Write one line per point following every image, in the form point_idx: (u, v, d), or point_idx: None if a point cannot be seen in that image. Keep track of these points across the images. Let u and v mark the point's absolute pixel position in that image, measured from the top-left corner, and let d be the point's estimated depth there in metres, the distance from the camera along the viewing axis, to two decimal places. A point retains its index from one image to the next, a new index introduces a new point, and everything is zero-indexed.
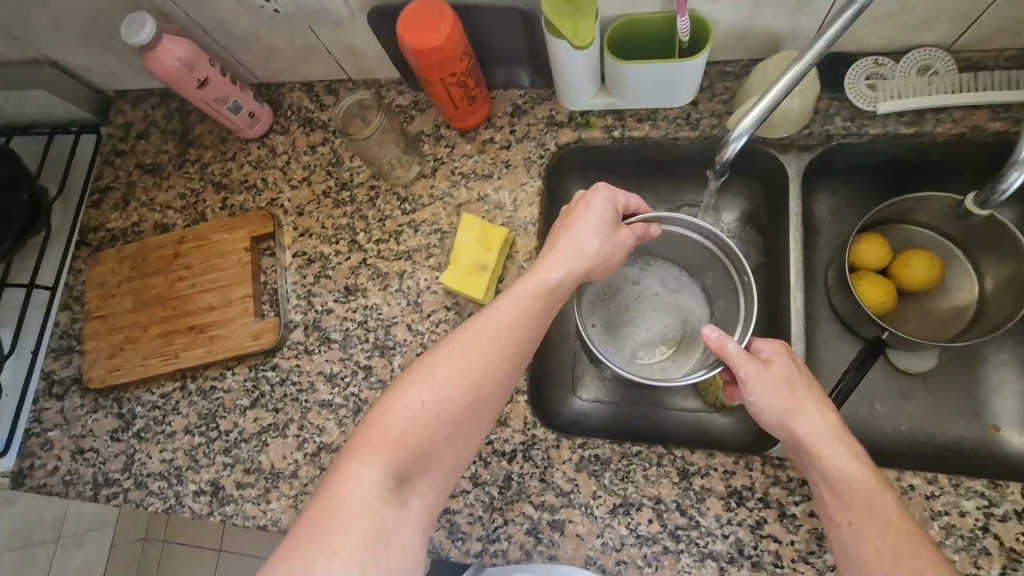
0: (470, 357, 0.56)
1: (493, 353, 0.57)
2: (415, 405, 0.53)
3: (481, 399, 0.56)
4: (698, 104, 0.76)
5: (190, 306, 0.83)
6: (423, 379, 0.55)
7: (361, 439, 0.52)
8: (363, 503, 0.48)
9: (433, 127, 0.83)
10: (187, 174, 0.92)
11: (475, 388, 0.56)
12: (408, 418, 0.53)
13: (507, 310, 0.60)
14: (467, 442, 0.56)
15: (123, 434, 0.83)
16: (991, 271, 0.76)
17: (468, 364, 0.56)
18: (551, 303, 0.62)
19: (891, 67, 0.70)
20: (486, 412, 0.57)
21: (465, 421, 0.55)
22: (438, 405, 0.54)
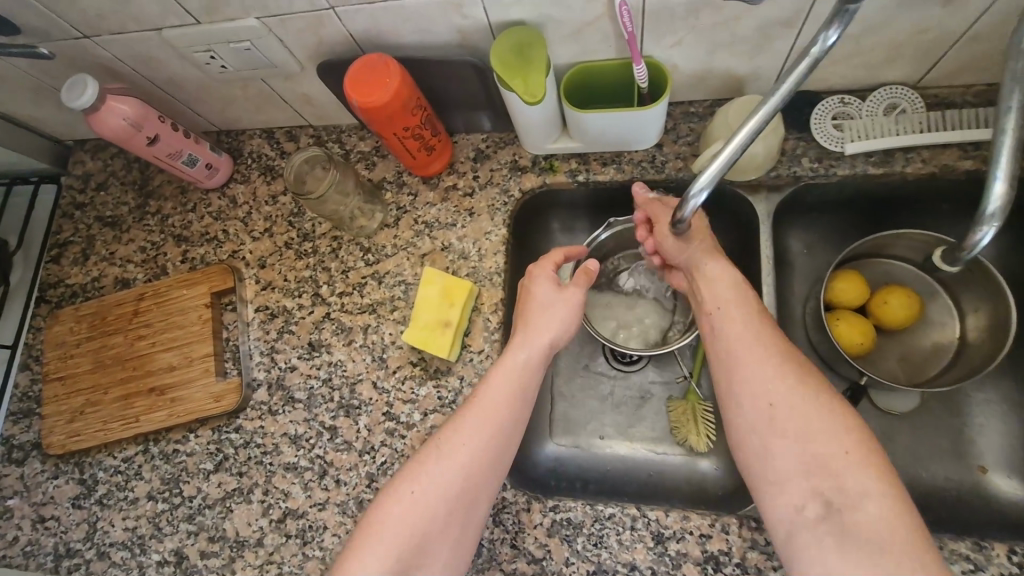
0: (459, 447, 0.58)
1: (480, 440, 0.59)
2: (411, 501, 0.56)
3: (474, 485, 0.58)
4: (663, 146, 0.74)
5: (150, 366, 0.80)
6: (415, 476, 0.58)
7: (362, 540, 0.55)
8: None
9: (395, 174, 0.81)
10: (147, 226, 0.90)
11: (470, 476, 0.58)
12: (405, 517, 0.56)
13: (491, 393, 0.61)
14: (468, 527, 0.58)
15: (85, 501, 0.80)
16: (972, 308, 0.74)
17: (459, 451, 0.58)
18: (529, 378, 0.63)
19: (858, 105, 0.69)
20: (485, 492, 0.59)
21: (463, 508, 0.57)
22: (432, 498, 0.56)
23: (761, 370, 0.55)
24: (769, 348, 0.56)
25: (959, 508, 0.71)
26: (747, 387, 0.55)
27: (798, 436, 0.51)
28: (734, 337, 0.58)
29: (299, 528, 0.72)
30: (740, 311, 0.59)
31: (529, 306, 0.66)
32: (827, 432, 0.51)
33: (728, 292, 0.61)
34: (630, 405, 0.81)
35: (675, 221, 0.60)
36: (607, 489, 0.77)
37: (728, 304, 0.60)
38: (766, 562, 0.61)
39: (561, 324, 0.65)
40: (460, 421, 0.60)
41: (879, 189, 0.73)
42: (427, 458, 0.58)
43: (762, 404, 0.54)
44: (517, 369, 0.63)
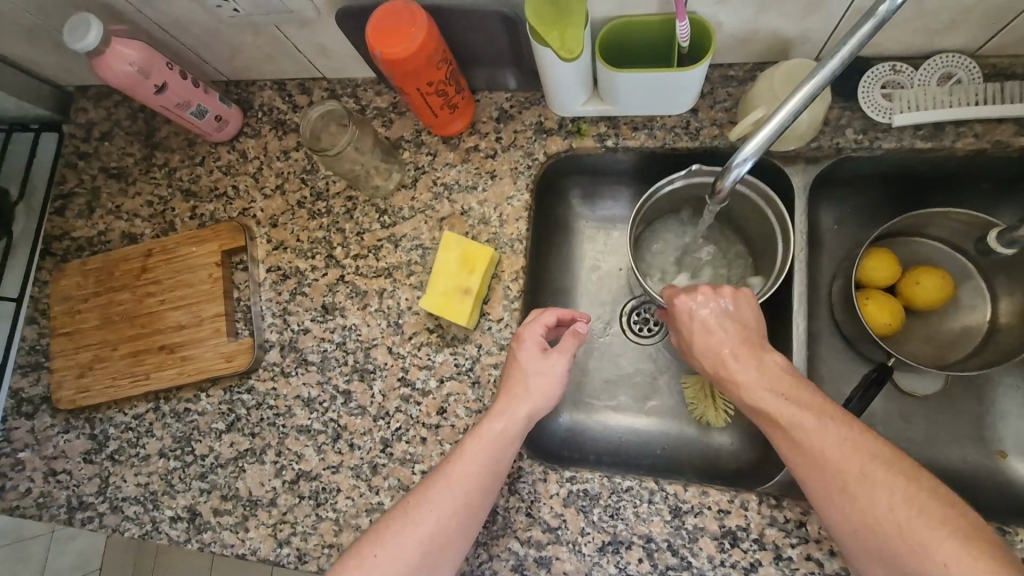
0: (447, 477, 0.59)
1: (441, 515, 0.58)
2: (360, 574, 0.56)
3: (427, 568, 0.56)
4: (698, 111, 0.70)
5: (159, 324, 0.78)
6: (376, 542, 0.57)
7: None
8: None
9: (413, 132, 0.78)
10: (154, 179, 0.86)
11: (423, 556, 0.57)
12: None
13: (460, 469, 0.60)
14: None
15: (96, 456, 0.80)
16: (1004, 290, 0.73)
17: (419, 528, 0.57)
18: (502, 451, 0.61)
19: (910, 74, 0.65)
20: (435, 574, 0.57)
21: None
22: (422, 520, 0.58)
23: (854, 466, 0.52)
24: (841, 439, 0.53)
25: (975, 491, 0.71)
26: (804, 449, 0.54)
27: (903, 536, 0.48)
28: (804, 432, 0.55)
29: (312, 490, 0.72)
30: (798, 404, 0.56)
31: (512, 376, 0.64)
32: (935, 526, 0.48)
33: (787, 385, 0.58)
34: (650, 377, 0.80)
35: (718, 186, 0.59)
36: (622, 460, 0.75)
37: (794, 397, 0.57)
38: (784, 538, 0.61)
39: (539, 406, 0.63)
40: (423, 496, 0.59)
41: (922, 165, 0.70)
42: (390, 529, 0.58)
43: (856, 503, 0.51)
44: (488, 445, 0.61)
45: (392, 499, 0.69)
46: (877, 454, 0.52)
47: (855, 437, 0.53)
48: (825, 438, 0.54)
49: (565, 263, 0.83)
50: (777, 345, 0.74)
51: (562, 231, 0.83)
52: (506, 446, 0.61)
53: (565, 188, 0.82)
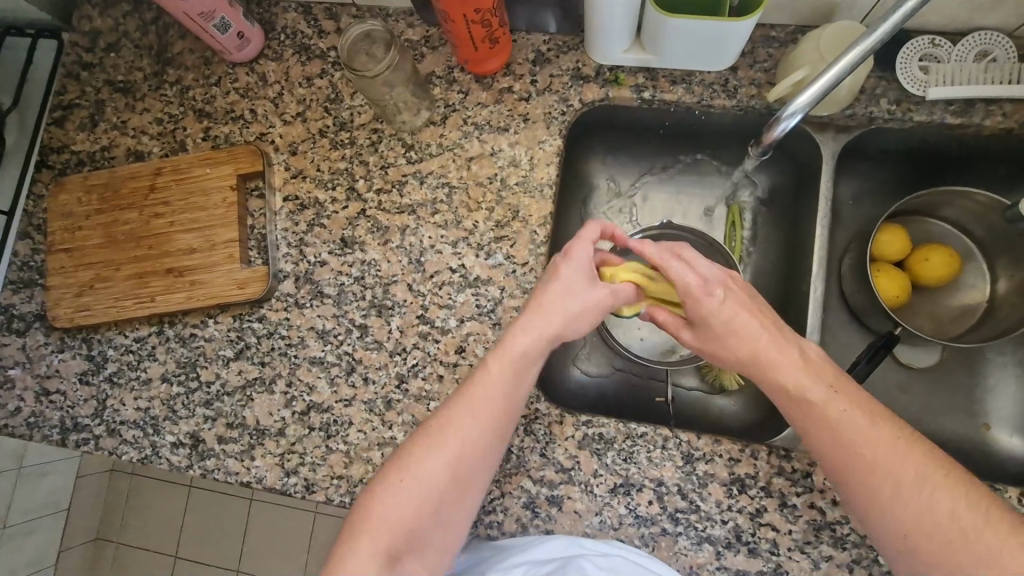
0: (459, 420, 0.57)
1: (458, 453, 0.57)
2: (404, 489, 0.55)
3: (467, 474, 0.57)
4: (737, 70, 0.71)
5: (169, 246, 0.76)
6: (413, 454, 0.57)
7: (359, 514, 0.55)
8: (402, 516, 0.55)
9: (445, 68, 0.76)
10: (164, 96, 0.82)
11: (462, 466, 0.57)
12: (396, 503, 0.55)
13: (491, 390, 0.58)
14: (449, 522, 0.56)
15: (93, 378, 0.77)
16: (1004, 272, 0.76)
17: (456, 457, 0.56)
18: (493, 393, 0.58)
19: (948, 49, 0.67)
20: (477, 482, 0.58)
21: (452, 499, 0.56)
22: (448, 460, 0.56)
23: (871, 457, 0.51)
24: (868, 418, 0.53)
25: (960, 459, 0.75)
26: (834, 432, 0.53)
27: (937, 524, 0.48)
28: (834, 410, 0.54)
29: (323, 422, 0.71)
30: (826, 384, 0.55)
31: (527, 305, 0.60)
32: (967, 513, 0.48)
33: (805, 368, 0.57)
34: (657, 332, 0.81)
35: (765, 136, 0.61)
36: (627, 408, 0.77)
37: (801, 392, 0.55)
38: (790, 488, 0.63)
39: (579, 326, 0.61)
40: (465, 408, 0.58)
41: (946, 143, 0.72)
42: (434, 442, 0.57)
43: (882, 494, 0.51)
44: (523, 366, 0.58)
45: (405, 434, 0.70)
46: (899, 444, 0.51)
47: (876, 428, 0.52)
48: (845, 429, 0.53)
49: (583, 216, 0.84)
50: (790, 310, 0.76)
51: (581, 184, 0.84)
52: (545, 353, 0.60)
53: (590, 143, 0.82)
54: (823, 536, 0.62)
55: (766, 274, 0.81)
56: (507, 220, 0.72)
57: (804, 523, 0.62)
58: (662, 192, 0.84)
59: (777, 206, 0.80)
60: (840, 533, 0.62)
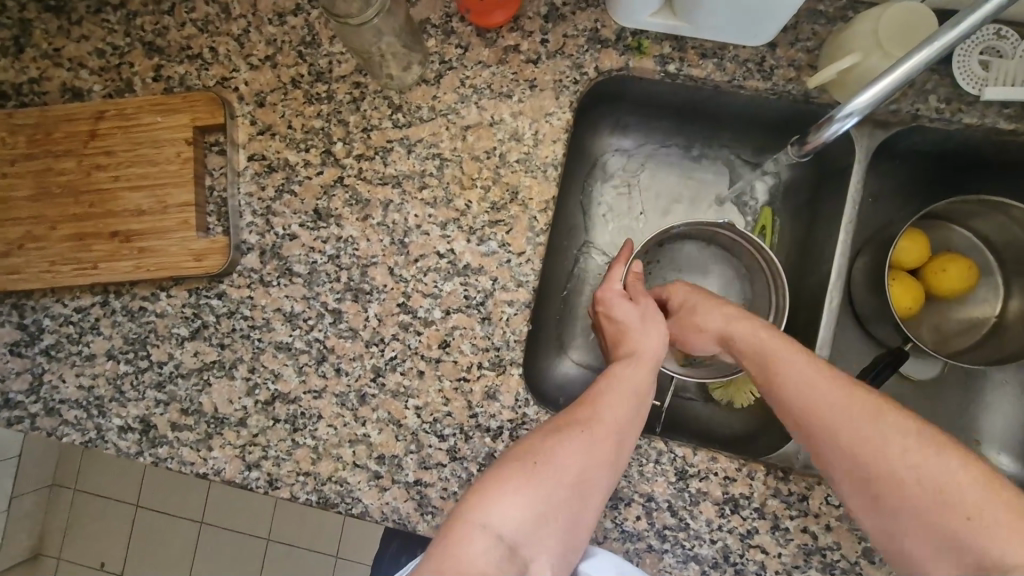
0: (580, 432, 0.54)
1: (579, 466, 0.53)
2: (524, 478, 0.52)
3: (592, 478, 0.54)
4: (777, 47, 0.62)
5: (113, 205, 0.66)
6: (536, 449, 0.53)
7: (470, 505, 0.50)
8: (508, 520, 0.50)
9: (443, 16, 0.65)
10: (106, 22, 0.69)
11: (586, 470, 0.54)
12: (517, 497, 0.51)
13: (612, 407, 0.56)
14: (572, 530, 0.52)
15: (27, 350, 0.68)
16: (1022, 290, 0.73)
17: (573, 462, 0.53)
18: (619, 413, 0.56)
19: (1014, 42, 0.59)
20: (598, 491, 0.54)
21: (577, 502, 0.53)
22: (563, 471, 0.53)
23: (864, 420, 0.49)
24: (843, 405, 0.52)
25: None
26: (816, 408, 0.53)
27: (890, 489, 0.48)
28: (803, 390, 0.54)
29: (289, 414, 0.65)
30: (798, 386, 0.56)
31: (618, 326, 0.63)
32: (958, 486, 0.45)
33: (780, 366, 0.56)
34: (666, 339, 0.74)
35: (813, 132, 0.54)
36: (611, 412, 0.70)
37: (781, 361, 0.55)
38: (785, 510, 0.60)
39: (656, 343, 0.61)
40: (594, 407, 0.56)
41: (988, 149, 0.66)
42: (561, 434, 0.54)
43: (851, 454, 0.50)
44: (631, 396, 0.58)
45: (380, 432, 0.64)
46: (903, 421, 0.48)
47: (866, 401, 0.50)
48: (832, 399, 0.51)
49: (586, 199, 0.76)
50: (798, 316, 0.71)
51: (586, 161, 0.76)
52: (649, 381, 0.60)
53: (601, 114, 0.73)
54: (813, 560, 0.60)
55: None
56: (504, 202, 0.64)
57: (795, 547, 0.60)
58: (673, 176, 0.76)
59: (796, 201, 0.74)
60: (829, 558, 0.60)
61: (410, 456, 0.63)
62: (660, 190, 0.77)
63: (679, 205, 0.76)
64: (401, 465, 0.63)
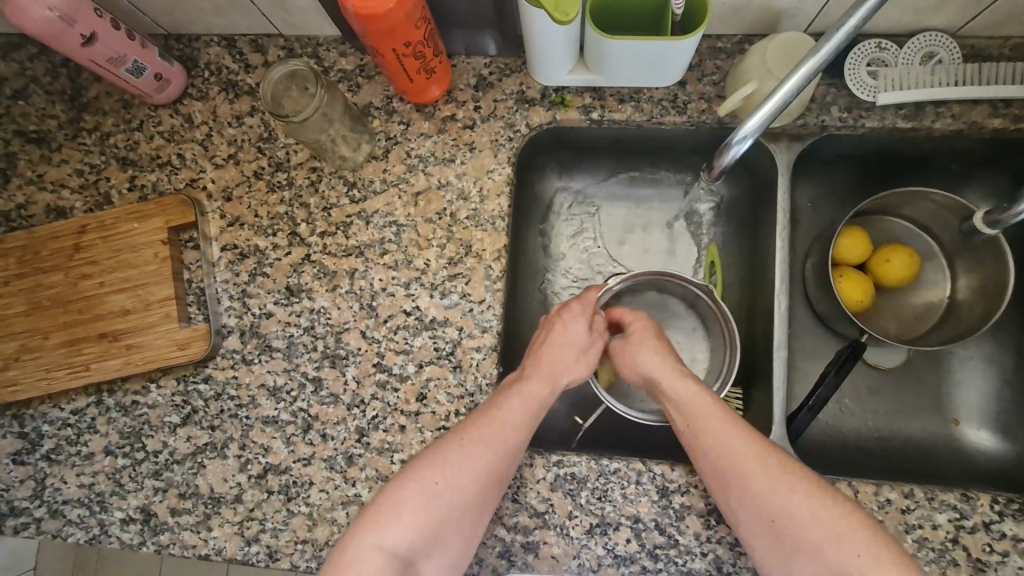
0: (470, 446, 0.59)
1: (467, 477, 0.58)
2: (416, 496, 0.58)
3: (483, 489, 0.59)
4: (686, 84, 0.69)
5: (100, 309, 0.70)
6: (431, 465, 0.59)
7: (363, 523, 0.57)
8: (401, 527, 0.56)
9: (383, 99, 0.72)
10: (82, 145, 0.76)
11: (479, 480, 0.59)
12: (405, 511, 0.57)
13: (504, 420, 0.61)
14: (462, 540, 0.58)
15: (29, 457, 0.71)
16: (964, 269, 0.75)
17: (460, 475, 0.58)
18: (510, 429, 0.61)
19: (895, 52, 0.66)
20: (493, 499, 0.60)
21: (471, 512, 0.59)
22: (449, 485, 0.58)
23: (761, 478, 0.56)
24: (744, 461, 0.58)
25: (934, 460, 0.74)
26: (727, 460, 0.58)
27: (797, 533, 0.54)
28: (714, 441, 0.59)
29: (282, 485, 0.67)
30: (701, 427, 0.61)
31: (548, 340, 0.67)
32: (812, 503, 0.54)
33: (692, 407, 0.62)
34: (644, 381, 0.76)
35: (717, 156, 0.60)
36: (596, 440, 0.73)
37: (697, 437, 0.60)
38: None
39: (583, 370, 0.68)
40: (488, 423, 0.60)
41: (898, 146, 0.71)
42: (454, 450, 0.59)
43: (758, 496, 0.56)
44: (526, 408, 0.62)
45: (370, 491, 0.66)
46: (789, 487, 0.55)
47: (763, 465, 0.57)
48: (740, 474, 0.57)
49: (544, 238, 0.81)
50: (756, 323, 0.75)
51: (538, 205, 0.81)
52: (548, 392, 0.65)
53: (541, 162, 0.79)
54: None
55: (729, 285, 0.79)
56: (460, 256, 0.69)
57: None
58: (621, 209, 0.82)
59: (736, 216, 0.79)
60: None
61: None
62: (609, 223, 0.81)
63: (634, 235, 0.81)
64: None
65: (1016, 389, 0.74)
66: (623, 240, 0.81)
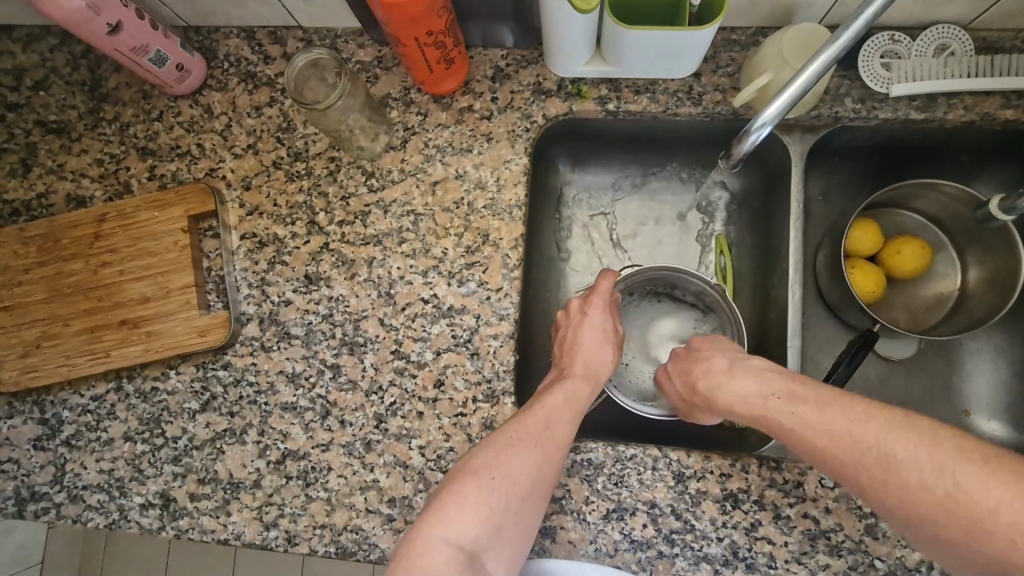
0: (521, 444, 0.58)
1: (523, 472, 0.57)
2: (478, 491, 0.54)
3: (537, 487, 0.58)
4: (701, 76, 0.70)
5: (120, 297, 0.71)
6: (489, 463, 0.56)
7: (425, 524, 0.53)
8: (465, 522, 0.53)
9: (401, 90, 0.73)
10: (102, 135, 0.77)
11: (538, 473, 0.58)
12: (467, 507, 0.54)
13: (554, 416, 0.61)
14: (521, 537, 0.56)
15: (49, 443, 0.72)
16: (974, 260, 0.76)
17: (515, 467, 0.56)
18: (559, 423, 0.60)
19: (908, 44, 0.67)
20: (542, 498, 0.58)
21: (524, 511, 0.57)
22: (506, 482, 0.56)
23: (850, 432, 0.50)
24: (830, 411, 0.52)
25: None
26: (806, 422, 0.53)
27: (908, 482, 0.47)
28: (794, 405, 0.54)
29: (301, 470, 0.68)
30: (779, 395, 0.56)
31: (573, 330, 0.68)
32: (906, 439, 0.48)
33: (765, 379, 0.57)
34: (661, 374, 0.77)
35: (737, 143, 0.61)
36: (612, 429, 0.74)
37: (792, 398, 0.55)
38: (782, 498, 0.63)
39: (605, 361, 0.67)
40: (536, 417, 0.60)
41: (910, 138, 0.72)
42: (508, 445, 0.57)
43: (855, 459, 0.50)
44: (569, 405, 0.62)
45: (388, 476, 0.67)
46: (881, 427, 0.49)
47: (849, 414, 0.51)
48: (831, 425, 0.51)
49: (557, 230, 0.82)
50: (768, 313, 0.75)
51: (552, 197, 0.81)
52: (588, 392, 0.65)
53: (555, 155, 0.80)
54: (818, 544, 0.62)
55: (741, 276, 0.79)
56: (477, 245, 0.70)
57: (798, 533, 0.62)
58: (633, 201, 0.82)
59: (748, 207, 0.79)
60: (834, 540, 0.62)
61: (419, 495, 0.66)
62: (622, 215, 0.82)
63: (647, 227, 0.82)
64: (412, 505, 0.66)
65: None
66: (635, 232, 0.82)
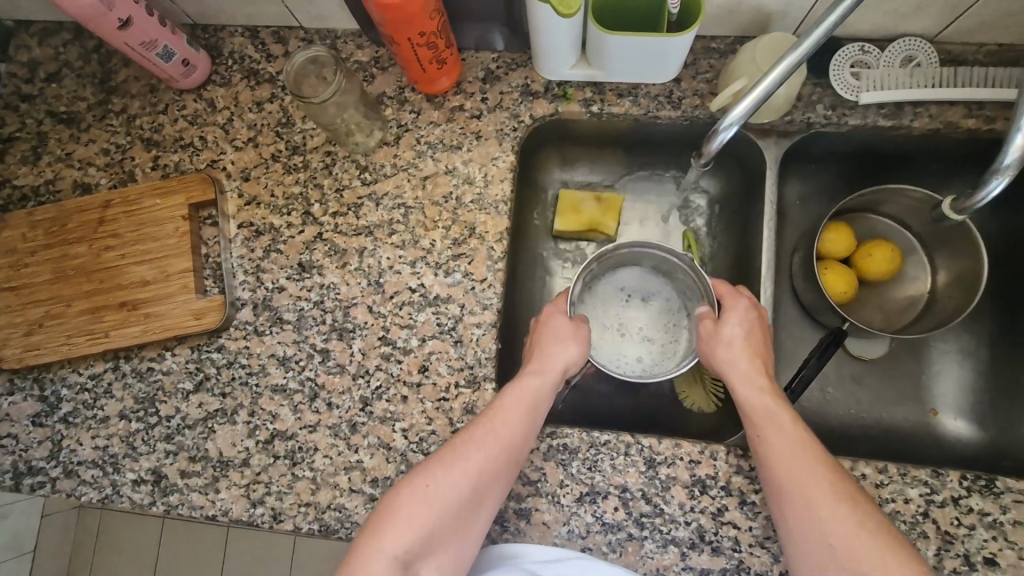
0: (464, 458, 0.61)
1: (459, 482, 0.60)
2: (416, 505, 0.59)
3: (476, 495, 0.60)
4: (681, 81, 0.73)
5: (121, 279, 0.74)
6: (429, 478, 0.60)
7: (365, 537, 0.58)
8: (403, 531, 0.58)
9: (396, 89, 0.76)
10: (110, 126, 0.81)
11: (478, 483, 0.60)
12: (405, 518, 0.58)
13: (507, 425, 0.62)
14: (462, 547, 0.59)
15: (47, 419, 0.75)
16: (943, 264, 0.79)
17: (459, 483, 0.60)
18: (512, 434, 0.62)
19: (877, 55, 0.71)
20: (484, 512, 0.61)
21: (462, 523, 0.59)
22: (443, 496, 0.59)
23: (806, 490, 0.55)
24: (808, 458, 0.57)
25: (911, 446, 0.77)
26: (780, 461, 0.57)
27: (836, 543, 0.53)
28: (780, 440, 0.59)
29: (288, 450, 0.71)
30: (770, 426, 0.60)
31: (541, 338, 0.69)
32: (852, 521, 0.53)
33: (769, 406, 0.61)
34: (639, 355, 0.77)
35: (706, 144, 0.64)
36: (590, 418, 0.76)
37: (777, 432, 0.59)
38: (749, 485, 0.65)
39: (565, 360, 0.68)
40: (488, 427, 0.62)
41: (881, 144, 0.75)
42: (459, 454, 0.61)
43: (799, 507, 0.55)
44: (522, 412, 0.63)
45: (372, 457, 0.69)
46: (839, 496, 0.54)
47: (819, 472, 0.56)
48: (797, 472, 0.56)
49: (543, 228, 0.84)
50: None
51: (539, 195, 0.84)
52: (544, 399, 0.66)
53: (542, 155, 0.83)
54: None
55: (719, 275, 0.82)
56: (463, 238, 0.73)
57: (763, 518, 0.64)
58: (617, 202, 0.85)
59: (728, 208, 0.82)
60: None
61: (401, 475, 0.68)
62: None
63: (631, 227, 0.84)
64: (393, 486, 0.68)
65: (990, 380, 0.77)
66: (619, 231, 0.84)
